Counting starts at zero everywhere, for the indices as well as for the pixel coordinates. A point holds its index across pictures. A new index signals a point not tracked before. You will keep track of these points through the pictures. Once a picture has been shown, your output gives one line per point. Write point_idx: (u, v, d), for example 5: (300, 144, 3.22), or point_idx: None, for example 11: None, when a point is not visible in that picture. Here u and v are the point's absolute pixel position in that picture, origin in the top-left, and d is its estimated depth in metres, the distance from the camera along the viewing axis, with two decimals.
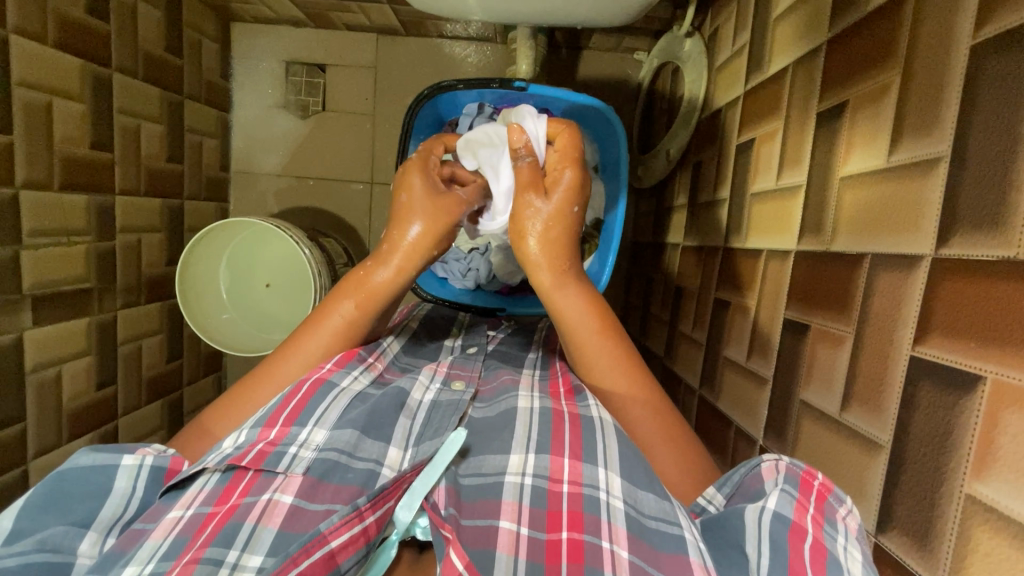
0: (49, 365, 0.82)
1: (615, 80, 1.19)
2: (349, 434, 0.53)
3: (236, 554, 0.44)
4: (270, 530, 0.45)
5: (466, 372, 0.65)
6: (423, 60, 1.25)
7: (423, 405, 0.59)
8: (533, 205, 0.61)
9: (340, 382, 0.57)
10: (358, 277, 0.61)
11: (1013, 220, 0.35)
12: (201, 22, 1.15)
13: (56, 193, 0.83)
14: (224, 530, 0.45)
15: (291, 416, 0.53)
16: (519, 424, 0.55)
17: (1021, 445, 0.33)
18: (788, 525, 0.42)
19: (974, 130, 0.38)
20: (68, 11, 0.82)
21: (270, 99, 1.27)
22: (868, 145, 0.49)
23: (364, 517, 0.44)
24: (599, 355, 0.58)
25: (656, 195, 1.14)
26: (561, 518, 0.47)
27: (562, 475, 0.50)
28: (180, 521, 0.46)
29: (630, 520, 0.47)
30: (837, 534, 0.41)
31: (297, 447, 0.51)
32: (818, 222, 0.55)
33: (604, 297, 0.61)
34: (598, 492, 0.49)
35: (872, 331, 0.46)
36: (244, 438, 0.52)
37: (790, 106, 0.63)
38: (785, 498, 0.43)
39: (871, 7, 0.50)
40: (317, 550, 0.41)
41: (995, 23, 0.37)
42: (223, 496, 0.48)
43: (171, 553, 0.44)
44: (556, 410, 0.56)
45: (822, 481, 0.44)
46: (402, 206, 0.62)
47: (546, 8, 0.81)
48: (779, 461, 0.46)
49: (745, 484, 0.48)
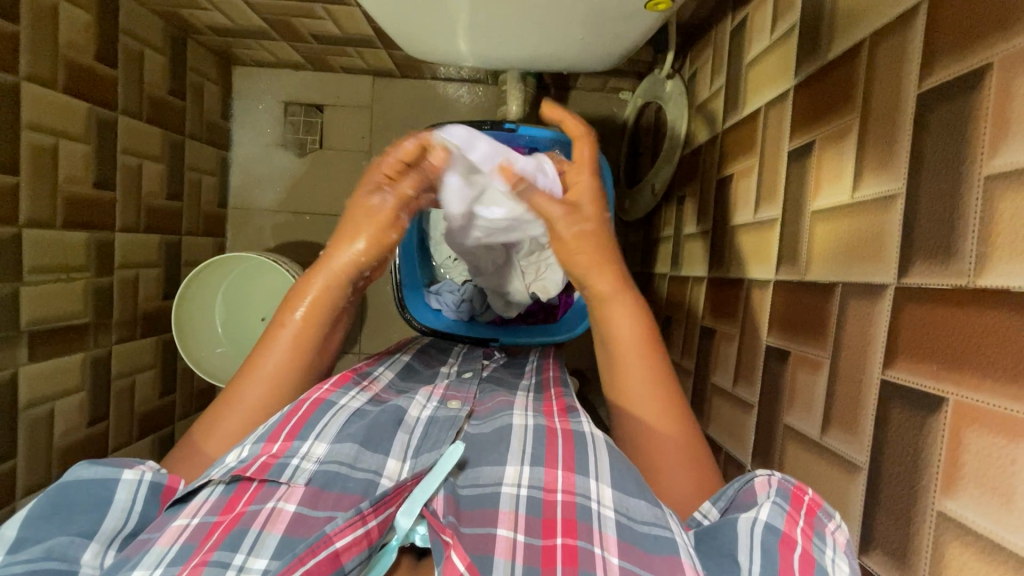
0: (42, 402, 0.82)
1: (600, 118, 1.25)
2: (349, 447, 0.54)
3: (242, 557, 0.44)
4: (274, 536, 0.46)
5: (462, 393, 0.67)
6: (418, 100, 1.31)
7: (421, 421, 0.60)
8: (580, 222, 0.65)
9: (339, 401, 0.59)
10: (324, 261, 0.65)
11: (961, 253, 0.38)
12: (204, 66, 1.20)
13: (58, 231, 0.85)
14: (232, 535, 0.45)
15: (293, 432, 0.54)
16: (515, 440, 0.56)
17: (984, 462, 0.35)
18: (778, 536, 0.43)
19: (923, 173, 0.42)
20: (78, 59, 0.86)
21: (269, 137, 1.31)
22: (834, 181, 0.52)
23: (367, 521, 0.45)
24: (637, 370, 0.60)
25: (644, 226, 1.17)
26: (555, 525, 0.48)
27: (557, 485, 0.51)
28: (186, 528, 0.46)
29: (621, 527, 0.48)
30: (826, 547, 0.43)
31: (299, 459, 0.52)
32: (794, 252, 0.58)
33: (657, 329, 0.63)
34: (590, 502, 0.50)
35: (847, 356, 0.48)
36: (246, 452, 0.52)
37: (763, 144, 0.67)
38: (777, 511, 0.45)
39: (831, 54, 0.55)
40: (322, 550, 0.42)
41: (937, 74, 0.41)
42: (228, 505, 0.48)
43: (179, 558, 0.44)
44: (550, 427, 0.58)
45: (811, 496, 0.45)
46: (357, 217, 0.66)
47: (532, 54, 0.87)
48: (772, 475, 0.48)
49: (739, 498, 0.49)
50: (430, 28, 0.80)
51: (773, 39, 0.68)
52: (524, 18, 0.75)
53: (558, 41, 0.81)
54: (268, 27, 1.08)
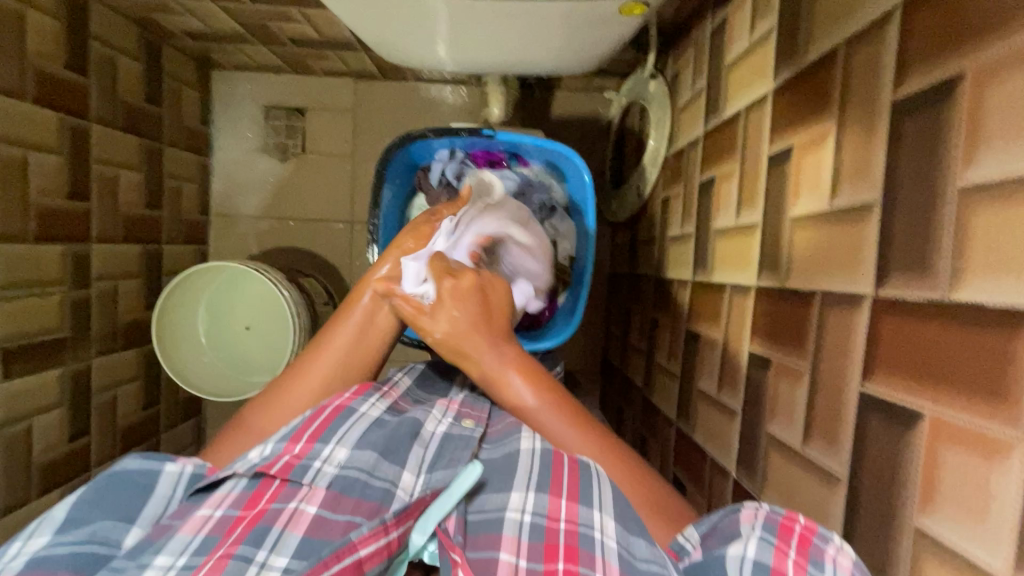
0: (19, 419, 0.80)
1: (585, 118, 1.24)
2: (369, 454, 0.55)
3: (264, 553, 0.46)
4: (295, 535, 0.47)
5: (476, 411, 0.67)
6: (401, 102, 1.29)
7: (436, 435, 0.61)
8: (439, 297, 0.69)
9: (359, 408, 0.61)
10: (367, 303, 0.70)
11: (936, 266, 0.37)
12: (181, 71, 1.18)
13: (31, 245, 0.83)
14: (255, 531, 0.47)
15: (315, 434, 0.56)
16: (521, 466, 0.55)
17: (961, 480, 0.35)
18: (767, 572, 0.42)
19: (899, 183, 0.41)
20: (48, 69, 0.84)
21: (250, 142, 1.29)
22: (813, 188, 0.52)
23: (390, 531, 0.47)
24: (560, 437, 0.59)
25: (630, 227, 1.17)
26: (557, 550, 0.48)
27: (561, 514, 0.51)
28: (210, 519, 0.48)
29: (622, 561, 0.47)
30: (825, 575, 0.41)
31: (321, 462, 0.54)
32: (774, 258, 0.57)
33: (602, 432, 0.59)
34: (593, 532, 0.49)
35: (828, 366, 0.47)
36: (270, 450, 0.55)
37: (744, 148, 0.66)
38: (764, 545, 0.44)
39: (810, 56, 0.54)
40: (347, 556, 0.44)
41: (912, 83, 0.41)
42: (250, 501, 0.50)
43: (202, 548, 0.46)
44: (557, 451, 0.56)
45: (803, 525, 0.44)
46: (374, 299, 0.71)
47: (510, 59, 0.85)
48: (758, 508, 0.47)
49: (721, 526, 0.48)
50: (406, 35, 0.79)
51: (752, 42, 0.67)
52: (500, 24, 0.74)
53: (536, 47, 0.80)
54: (243, 31, 1.05)
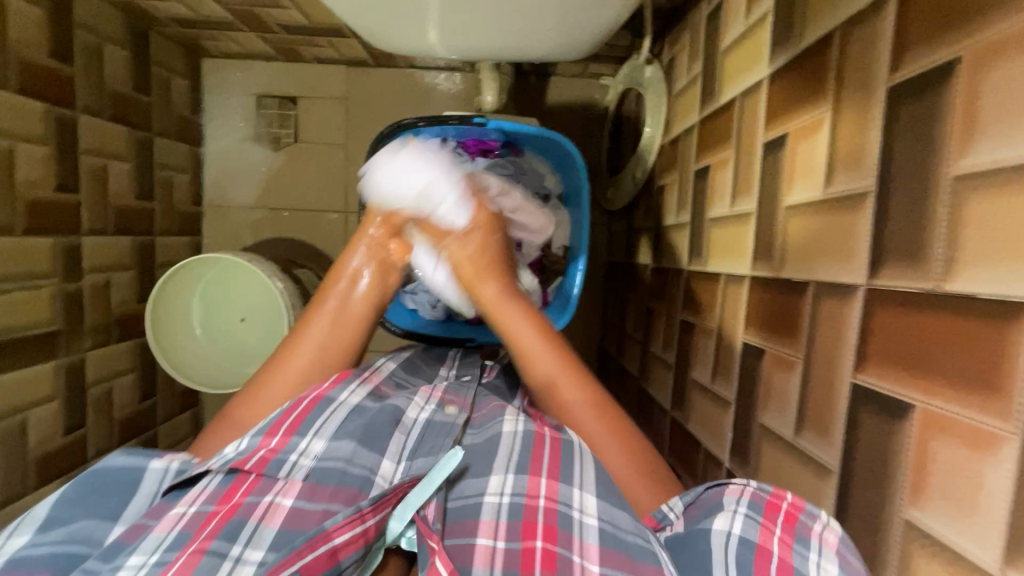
0: (14, 412, 0.80)
1: (580, 104, 1.23)
2: (347, 445, 0.55)
3: (239, 548, 0.45)
4: (271, 529, 0.47)
5: (460, 398, 0.67)
6: (395, 89, 1.28)
7: (418, 422, 0.61)
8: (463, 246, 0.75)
9: (339, 396, 0.60)
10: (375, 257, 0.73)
11: (929, 255, 0.37)
12: (169, 59, 1.16)
13: (21, 237, 0.82)
14: (229, 525, 0.47)
15: (293, 427, 0.55)
16: (502, 448, 0.57)
17: (951, 471, 0.35)
18: (753, 548, 0.43)
19: (894, 170, 0.40)
20: (33, 57, 0.83)
21: (242, 132, 1.27)
22: (807, 174, 0.51)
23: (365, 519, 0.47)
24: (594, 428, 0.59)
25: (626, 215, 1.16)
26: (536, 529, 0.49)
27: (539, 492, 0.52)
28: (183, 516, 0.48)
29: (604, 534, 0.48)
30: (810, 552, 0.42)
31: (298, 455, 0.54)
32: (768, 247, 0.57)
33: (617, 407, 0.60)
34: (572, 510, 0.50)
35: (821, 357, 0.47)
36: (246, 444, 0.54)
37: (739, 135, 0.65)
38: (750, 523, 0.45)
39: (805, 41, 0.53)
40: (321, 545, 0.44)
41: (907, 68, 0.40)
42: (225, 495, 0.50)
43: (176, 543, 0.45)
44: (538, 432, 0.58)
45: (790, 502, 0.44)
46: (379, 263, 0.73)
47: (502, 44, 0.84)
48: (746, 486, 0.47)
49: (704, 498, 0.49)
50: (397, 21, 0.77)
51: (748, 25, 0.66)
52: (491, 9, 0.72)
53: (528, 31, 0.79)
54: (231, 18, 1.04)
